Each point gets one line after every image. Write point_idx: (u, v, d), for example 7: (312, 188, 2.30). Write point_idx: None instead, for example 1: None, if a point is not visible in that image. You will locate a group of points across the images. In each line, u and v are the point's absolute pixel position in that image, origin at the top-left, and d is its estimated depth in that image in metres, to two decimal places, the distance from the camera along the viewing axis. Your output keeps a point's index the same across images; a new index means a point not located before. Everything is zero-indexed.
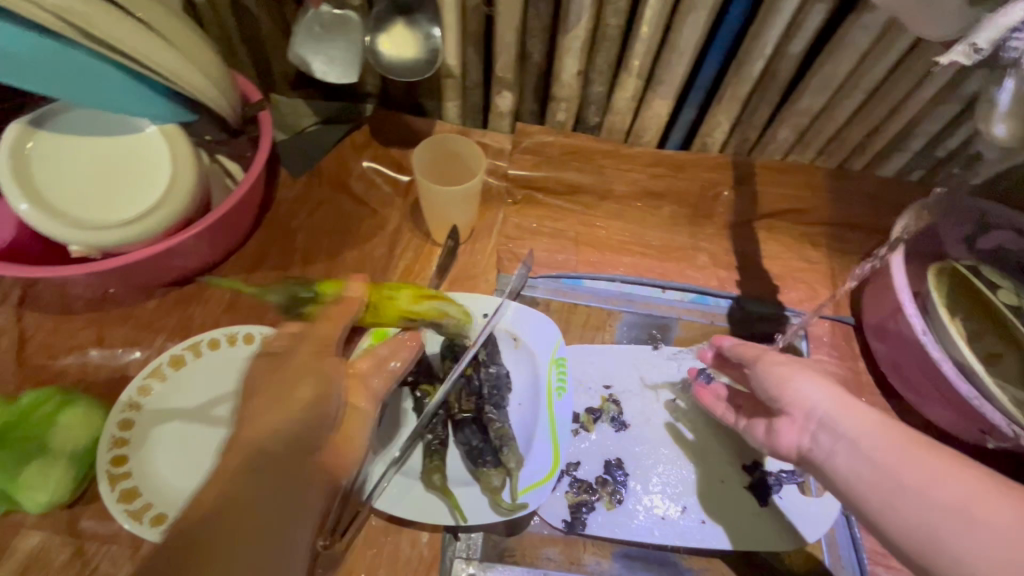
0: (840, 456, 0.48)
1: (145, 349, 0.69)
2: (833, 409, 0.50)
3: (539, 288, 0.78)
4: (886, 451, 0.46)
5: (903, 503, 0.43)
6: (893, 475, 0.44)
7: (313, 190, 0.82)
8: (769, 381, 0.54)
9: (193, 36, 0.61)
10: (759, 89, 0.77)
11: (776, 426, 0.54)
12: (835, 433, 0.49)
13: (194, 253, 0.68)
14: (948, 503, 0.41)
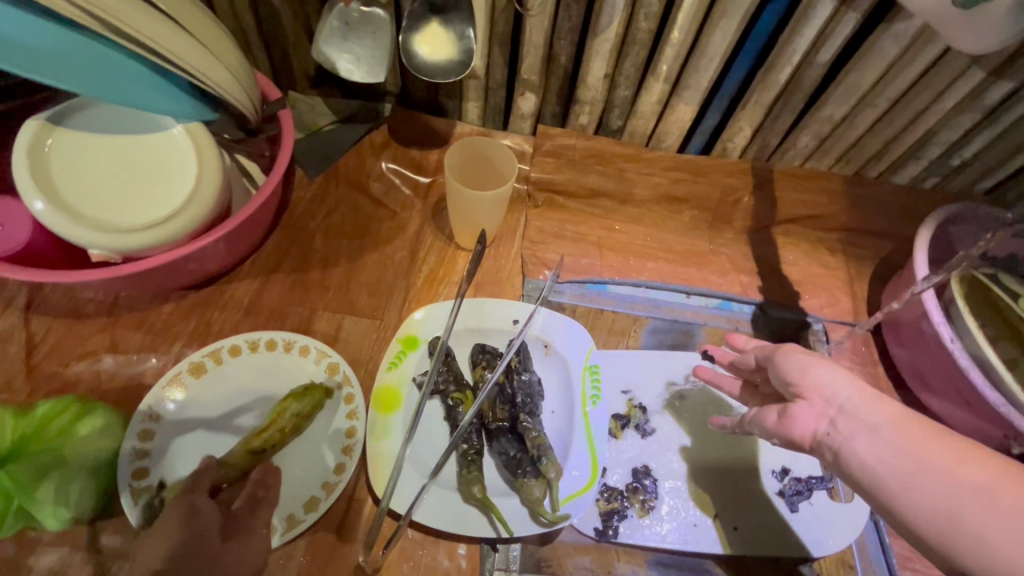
0: (859, 439, 0.44)
1: (162, 356, 0.67)
2: (856, 393, 0.46)
3: (564, 293, 0.77)
4: (906, 431, 0.43)
5: (925, 484, 0.41)
6: (917, 454, 0.41)
7: (332, 191, 0.80)
8: (789, 367, 0.50)
9: (219, 34, 0.59)
10: (783, 96, 0.77)
11: (790, 411, 0.49)
12: (857, 420, 0.45)
13: (214, 256, 0.66)
14: (973, 483, 0.39)
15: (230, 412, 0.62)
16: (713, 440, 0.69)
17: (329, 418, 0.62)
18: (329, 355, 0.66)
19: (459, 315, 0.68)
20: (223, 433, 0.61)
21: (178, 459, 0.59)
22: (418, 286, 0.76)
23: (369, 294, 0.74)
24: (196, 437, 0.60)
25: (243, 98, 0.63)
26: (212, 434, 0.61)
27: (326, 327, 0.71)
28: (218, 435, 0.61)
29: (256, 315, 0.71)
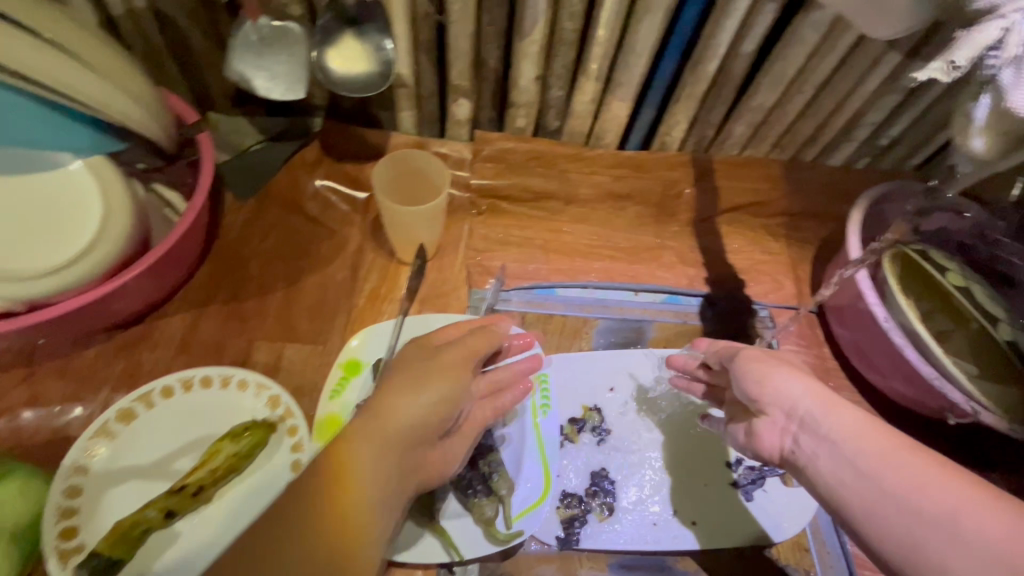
0: (823, 457, 0.45)
1: (87, 405, 0.63)
2: (816, 407, 0.47)
3: (512, 301, 0.75)
4: (871, 452, 0.43)
5: (890, 510, 0.40)
6: (881, 478, 0.41)
7: (265, 213, 0.77)
8: (748, 381, 0.51)
9: (118, 58, 0.55)
10: (715, 88, 0.78)
11: (755, 428, 0.51)
12: (817, 435, 0.46)
13: (136, 294, 0.62)
14: (939, 513, 0.38)
15: (166, 457, 0.60)
16: (669, 436, 0.70)
17: (273, 453, 0.60)
18: (269, 387, 0.63)
19: (403, 334, 0.66)
20: (159, 480, 0.58)
21: (110, 513, 0.56)
22: (360, 306, 0.73)
23: (310, 318, 0.72)
24: (130, 487, 0.58)
25: (154, 127, 0.60)
26: (146, 484, 0.58)
27: (266, 357, 0.69)
28: (154, 482, 0.58)
29: (189, 352, 0.67)
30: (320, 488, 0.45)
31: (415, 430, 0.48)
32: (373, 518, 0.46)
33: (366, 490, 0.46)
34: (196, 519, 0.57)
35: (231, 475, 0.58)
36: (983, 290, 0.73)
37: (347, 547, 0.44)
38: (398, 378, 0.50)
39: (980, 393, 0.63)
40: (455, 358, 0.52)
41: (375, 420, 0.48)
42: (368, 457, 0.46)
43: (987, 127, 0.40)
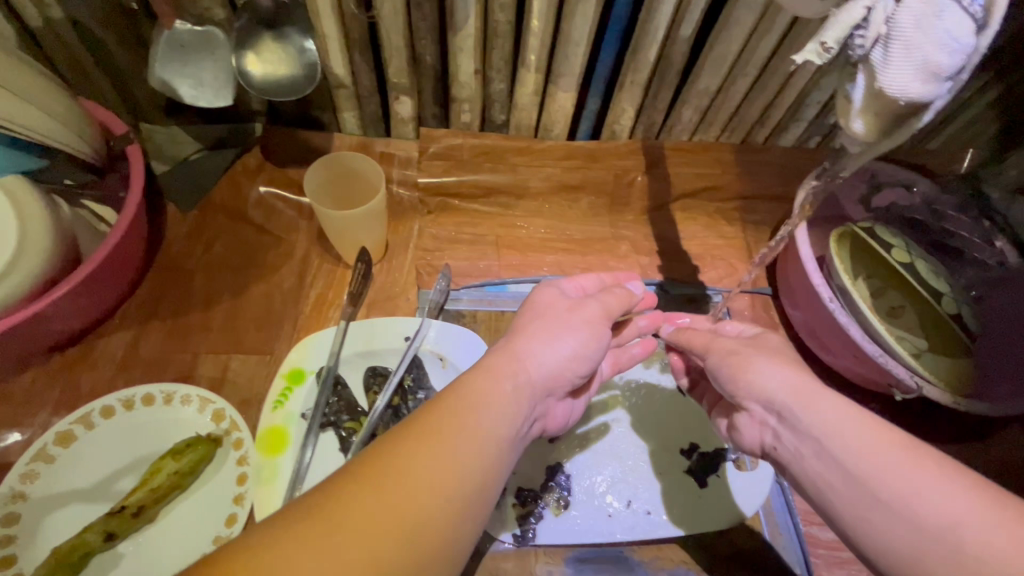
0: (807, 456, 0.42)
1: (26, 429, 0.62)
2: (793, 403, 0.44)
3: (462, 300, 0.74)
4: (857, 452, 0.39)
5: (882, 517, 0.37)
6: (868, 483, 0.38)
7: (208, 224, 0.76)
8: (724, 373, 0.50)
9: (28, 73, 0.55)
10: (658, 73, 0.77)
11: (738, 423, 0.50)
12: (798, 430, 0.43)
13: (70, 312, 0.61)
14: (936, 523, 0.34)
15: (108, 478, 0.59)
16: (621, 426, 0.69)
17: (220, 468, 0.60)
18: (213, 402, 0.62)
19: (347, 340, 0.65)
20: (101, 502, 0.57)
21: (50, 538, 0.55)
22: (306, 314, 0.72)
23: (257, 328, 0.71)
24: (71, 511, 0.57)
25: (73, 141, 0.60)
26: (87, 507, 0.57)
27: (211, 370, 0.68)
28: (95, 504, 0.57)
29: (131, 369, 0.66)
30: (434, 421, 0.40)
31: (549, 377, 0.49)
32: (474, 476, 0.39)
33: (483, 435, 0.41)
34: (139, 539, 0.56)
35: (174, 493, 0.57)
36: (926, 266, 0.73)
37: (446, 504, 0.37)
38: (531, 325, 0.51)
39: (922, 367, 0.63)
40: (596, 310, 0.53)
41: (511, 361, 0.47)
42: (498, 393, 0.44)
43: (864, 109, 0.31)
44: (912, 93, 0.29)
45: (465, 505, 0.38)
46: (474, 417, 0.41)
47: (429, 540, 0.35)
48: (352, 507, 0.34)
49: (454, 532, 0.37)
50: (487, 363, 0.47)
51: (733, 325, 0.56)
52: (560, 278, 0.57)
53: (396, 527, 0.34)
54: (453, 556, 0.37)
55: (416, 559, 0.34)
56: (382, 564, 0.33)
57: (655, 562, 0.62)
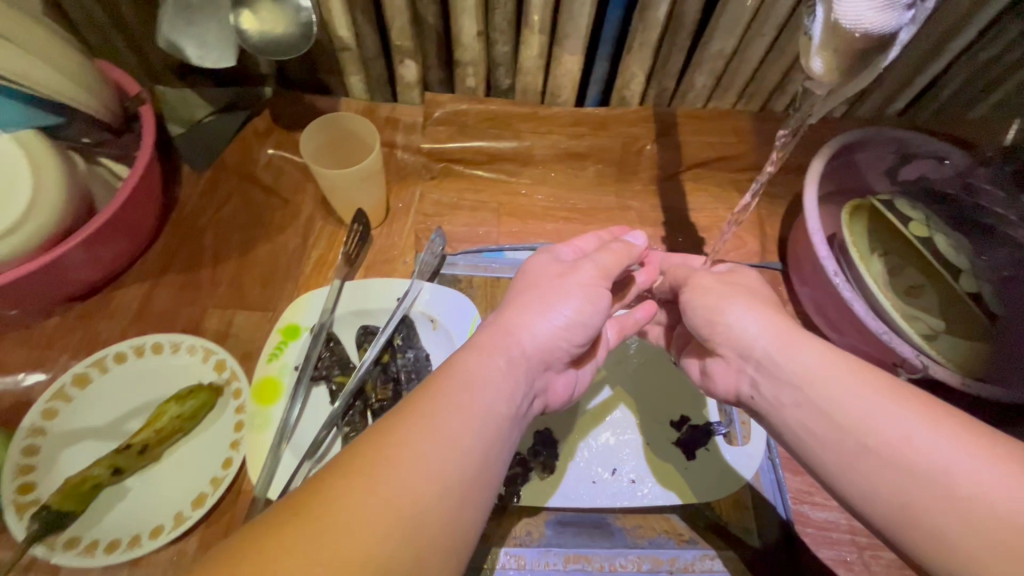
0: (787, 406, 0.41)
1: (48, 370, 0.67)
2: (773, 351, 0.43)
3: (458, 265, 0.74)
4: (843, 398, 0.38)
5: (871, 466, 0.35)
6: (853, 429, 0.37)
7: (219, 184, 0.78)
8: (699, 318, 0.48)
9: (44, 33, 0.58)
10: (669, 34, 0.74)
11: (710, 368, 0.49)
12: (780, 379, 0.42)
13: (88, 263, 0.65)
14: (925, 465, 0.33)
15: (118, 418, 0.63)
16: (612, 396, 0.67)
17: (220, 415, 0.63)
18: (216, 352, 0.65)
19: (342, 298, 0.67)
20: (112, 440, 0.62)
21: (66, 469, 0.60)
22: (306, 273, 0.75)
23: (261, 286, 0.73)
24: (85, 446, 0.61)
25: (83, 97, 0.62)
26: (100, 443, 0.61)
27: (216, 324, 0.71)
28: (107, 441, 0.61)
29: (144, 319, 0.70)
30: (426, 404, 0.39)
31: (543, 349, 0.47)
32: (477, 452, 0.38)
33: (479, 414, 0.40)
34: (145, 475, 0.60)
35: (177, 435, 0.61)
36: (945, 241, 0.69)
37: (444, 489, 0.35)
38: (523, 295, 0.50)
39: (927, 344, 0.60)
40: (592, 271, 0.51)
41: (503, 337, 0.46)
42: (492, 370, 0.43)
43: (822, 47, 0.30)
44: (867, 23, 0.27)
45: (466, 487, 0.36)
46: (469, 393, 0.41)
47: (429, 528, 0.33)
48: (346, 497, 0.32)
49: (456, 518, 0.35)
50: (476, 341, 0.46)
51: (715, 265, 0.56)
52: (557, 244, 0.56)
53: (394, 514, 0.32)
54: (457, 545, 0.35)
55: (418, 549, 0.33)
56: (382, 558, 0.31)
57: (638, 531, 0.61)
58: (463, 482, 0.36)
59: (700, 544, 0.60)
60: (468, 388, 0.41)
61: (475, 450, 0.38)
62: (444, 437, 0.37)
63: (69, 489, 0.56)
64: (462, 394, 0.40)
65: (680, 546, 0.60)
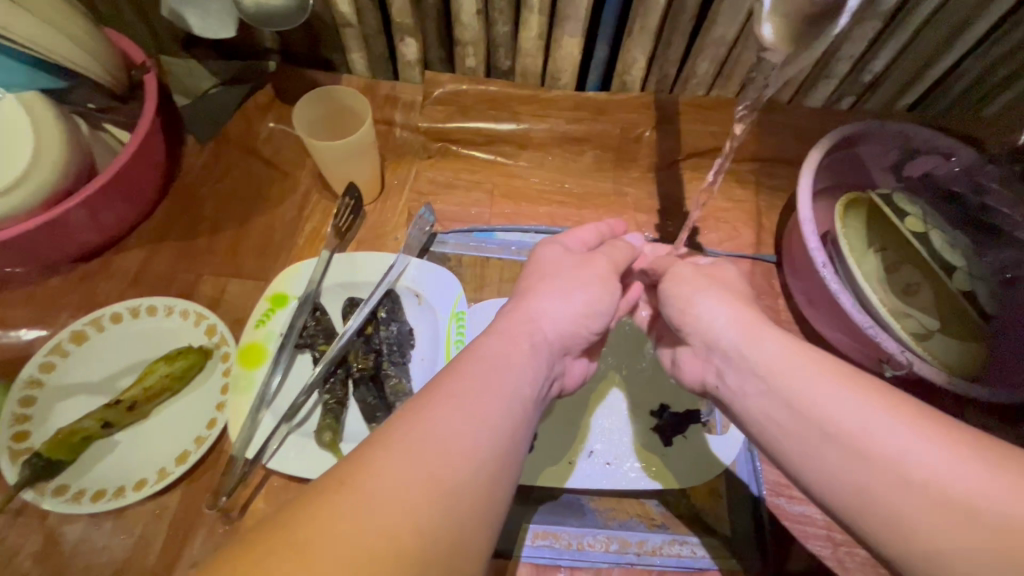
0: (750, 395, 0.40)
1: (48, 327, 0.69)
2: (742, 343, 0.42)
3: (449, 244, 0.75)
4: (807, 387, 0.37)
5: (828, 452, 0.35)
6: (813, 417, 0.36)
7: (221, 155, 0.80)
8: (673, 309, 0.48)
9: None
10: (670, 19, 0.73)
11: (681, 360, 0.48)
12: (743, 367, 0.41)
13: (89, 224, 0.67)
14: (881, 453, 0.32)
15: (111, 375, 0.65)
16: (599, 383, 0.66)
17: (208, 378, 0.65)
18: (207, 317, 0.67)
19: (330, 270, 0.68)
20: (104, 396, 0.64)
21: (59, 421, 0.62)
22: (299, 246, 0.76)
23: (256, 257, 0.75)
24: (79, 400, 0.63)
25: (89, 64, 0.64)
26: (93, 398, 0.64)
27: (210, 291, 0.72)
28: (99, 396, 0.64)
29: (141, 283, 0.72)
30: (451, 385, 0.37)
31: (564, 335, 0.46)
32: (507, 429, 0.36)
33: (505, 392, 0.38)
34: (132, 431, 0.62)
35: (165, 395, 0.63)
36: (942, 237, 0.67)
37: (477, 462, 0.33)
38: (543, 282, 0.49)
39: (913, 341, 0.59)
40: (605, 265, 0.51)
41: (524, 322, 0.45)
42: (516, 353, 0.41)
43: (773, 14, 0.34)
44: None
45: (498, 464, 0.35)
46: (497, 373, 0.39)
47: (466, 502, 0.32)
48: (384, 461, 0.31)
49: (490, 494, 0.33)
50: (498, 327, 0.44)
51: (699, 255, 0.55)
52: (563, 234, 0.55)
53: (435, 487, 0.31)
54: (492, 522, 0.33)
55: (460, 524, 0.31)
56: (425, 526, 0.29)
57: (611, 513, 0.61)
58: (496, 456, 0.35)
59: (671, 530, 0.60)
60: (494, 368, 0.39)
61: (506, 426, 0.36)
62: (477, 411, 0.36)
63: (58, 439, 0.58)
64: (491, 372, 0.39)
65: (650, 530, 0.60)
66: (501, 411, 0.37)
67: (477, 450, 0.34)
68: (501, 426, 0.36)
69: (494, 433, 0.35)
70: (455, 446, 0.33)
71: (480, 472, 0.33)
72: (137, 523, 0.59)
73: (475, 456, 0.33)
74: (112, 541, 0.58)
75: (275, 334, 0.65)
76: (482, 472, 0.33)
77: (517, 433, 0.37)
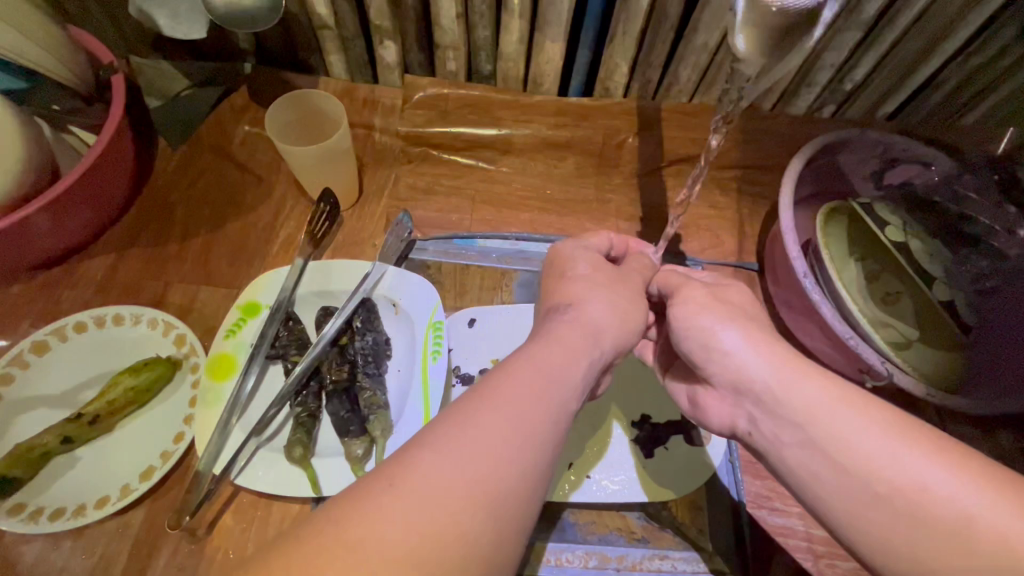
0: (787, 444, 0.39)
1: (8, 337, 0.67)
2: (775, 385, 0.40)
3: (428, 251, 0.73)
4: (854, 437, 0.36)
5: (876, 507, 0.34)
6: (861, 470, 0.35)
7: (194, 159, 0.78)
8: (691, 347, 0.45)
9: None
10: (653, 25, 0.72)
11: (703, 400, 0.47)
12: (777, 417, 0.40)
13: (52, 229, 0.65)
14: (942, 515, 0.32)
15: (73, 388, 0.62)
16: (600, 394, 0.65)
17: (176, 390, 0.62)
18: (176, 326, 0.65)
19: (304, 279, 0.66)
20: (65, 409, 0.61)
21: (16, 436, 0.59)
22: (274, 253, 0.74)
23: (229, 263, 0.73)
24: (38, 414, 0.61)
25: (51, 64, 0.62)
26: (53, 412, 0.61)
27: (180, 299, 0.70)
28: (60, 410, 0.61)
29: (107, 291, 0.70)
30: (503, 386, 0.35)
31: (614, 344, 0.43)
32: (552, 434, 0.34)
33: (553, 397, 0.36)
34: (95, 446, 0.60)
35: (130, 407, 0.60)
36: (920, 247, 0.67)
37: (521, 469, 0.32)
38: (584, 286, 0.46)
39: (892, 350, 0.59)
40: (636, 280, 0.49)
41: (575, 327, 0.42)
42: (566, 359, 0.38)
43: (746, 25, 0.34)
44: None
45: (542, 472, 0.33)
46: (546, 377, 0.36)
47: (509, 506, 0.31)
48: (428, 462, 0.30)
49: (530, 503, 0.32)
50: (550, 331, 0.41)
51: (698, 272, 0.52)
52: (584, 238, 0.52)
53: (479, 493, 0.30)
54: (531, 530, 0.32)
55: (500, 530, 0.30)
56: (467, 530, 0.29)
57: (591, 527, 0.60)
58: (542, 460, 0.33)
59: (651, 544, 0.59)
60: (542, 373, 0.36)
61: (552, 429, 0.34)
62: (523, 412, 0.34)
63: (15, 456, 0.56)
64: (537, 375, 0.36)
65: (631, 544, 0.59)
66: (548, 414, 0.35)
67: (523, 451, 0.32)
68: (547, 428, 0.34)
69: (540, 434, 0.33)
70: (501, 448, 0.32)
71: (523, 475, 0.32)
72: (98, 542, 0.57)
73: (520, 457, 0.32)
74: (71, 562, 0.56)
75: (246, 346, 0.62)
76: (527, 476, 0.32)
77: (561, 437, 0.35)
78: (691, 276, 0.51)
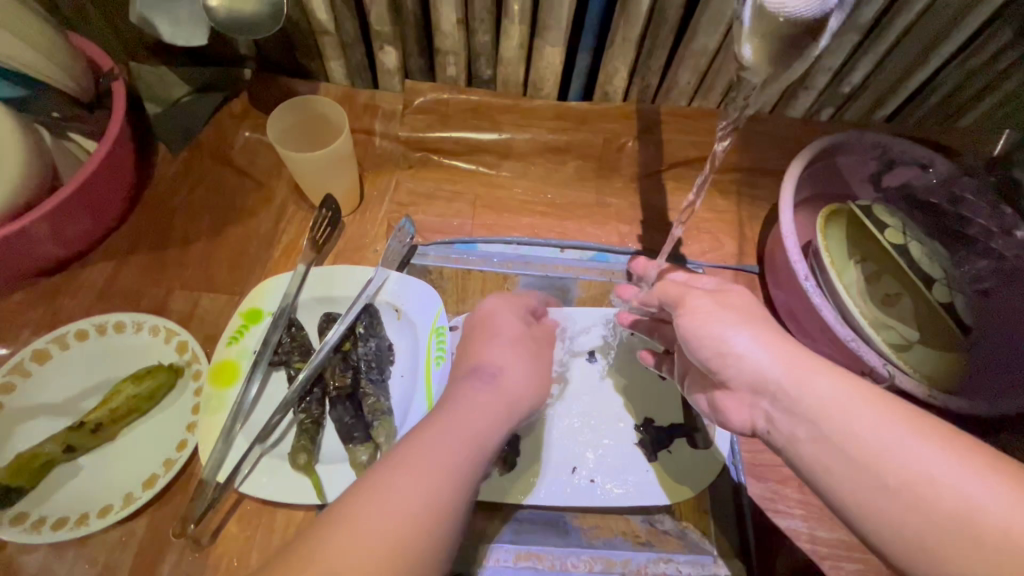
0: (802, 440, 0.39)
1: (9, 345, 0.67)
2: (786, 382, 0.40)
3: (429, 256, 0.73)
4: (863, 430, 0.36)
5: (885, 499, 0.34)
6: (869, 463, 0.35)
7: (194, 165, 0.78)
8: (704, 352, 0.45)
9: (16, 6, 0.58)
10: (652, 29, 0.73)
11: (721, 402, 0.46)
12: (795, 416, 0.40)
13: (53, 237, 0.65)
14: (949, 506, 0.32)
15: (75, 396, 0.62)
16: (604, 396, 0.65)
17: (179, 397, 0.62)
18: (178, 333, 0.64)
19: (306, 285, 0.66)
20: (66, 418, 0.61)
21: (18, 445, 0.59)
22: (275, 259, 0.74)
23: (230, 269, 0.73)
24: (39, 423, 0.60)
25: (53, 71, 0.62)
26: (54, 420, 0.61)
27: (182, 306, 0.70)
28: (62, 418, 0.61)
29: (109, 298, 0.70)
30: (416, 451, 0.40)
31: (517, 407, 0.49)
32: (460, 495, 0.39)
33: (461, 460, 0.41)
34: (97, 454, 0.59)
35: (132, 416, 0.60)
36: (921, 248, 0.67)
37: (430, 525, 0.36)
38: (498, 354, 0.52)
39: (892, 350, 0.59)
40: (524, 343, 0.56)
41: (483, 395, 0.47)
42: (475, 424, 0.44)
43: (753, 33, 0.34)
44: (792, 7, 0.31)
45: (449, 529, 0.37)
46: (454, 442, 0.41)
47: (418, 561, 0.34)
48: (341, 522, 0.34)
49: (438, 558, 0.36)
50: (463, 397, 0.47)
51: (699, 278, 0.52)
52: (501, 304, 0.59)
53: (390, 550, 0.33)
54: None
55: None
56: None
57: (595, 531, 0.60)
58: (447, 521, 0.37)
59: (656, 548, 0.59)
60: (450, 438, 0.42)
61: (459, 489, 0.39)
62: (433, 475, 0.38)
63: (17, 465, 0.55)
64: (447, 440, 0.41)
65: (635, 548, 0.59)
66: (456, 475, 0.39)
67: (431, 511, 0.36)
68: (454, 491, 0.38)
69: (448, 496, 0.38)
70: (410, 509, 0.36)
71: (431, 533, 0.36)
72: (101, 551, 0.57)
73: (427, 517, 0.36)
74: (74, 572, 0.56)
75: (249, 353, 0.62)
76: (436, 532, 0.36)
77: (467, 499, 0.40)
78: (693, 283, 0.51)
